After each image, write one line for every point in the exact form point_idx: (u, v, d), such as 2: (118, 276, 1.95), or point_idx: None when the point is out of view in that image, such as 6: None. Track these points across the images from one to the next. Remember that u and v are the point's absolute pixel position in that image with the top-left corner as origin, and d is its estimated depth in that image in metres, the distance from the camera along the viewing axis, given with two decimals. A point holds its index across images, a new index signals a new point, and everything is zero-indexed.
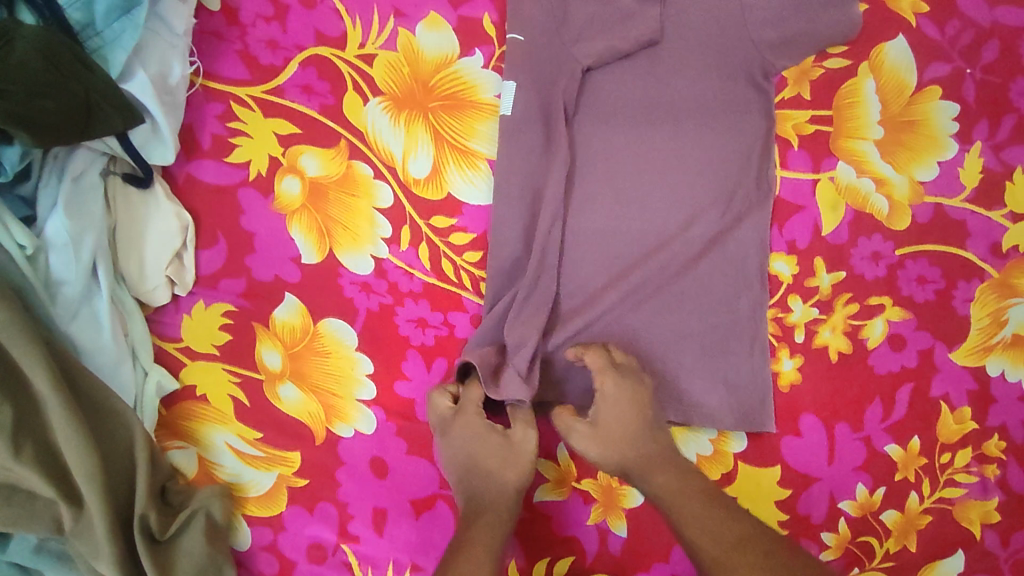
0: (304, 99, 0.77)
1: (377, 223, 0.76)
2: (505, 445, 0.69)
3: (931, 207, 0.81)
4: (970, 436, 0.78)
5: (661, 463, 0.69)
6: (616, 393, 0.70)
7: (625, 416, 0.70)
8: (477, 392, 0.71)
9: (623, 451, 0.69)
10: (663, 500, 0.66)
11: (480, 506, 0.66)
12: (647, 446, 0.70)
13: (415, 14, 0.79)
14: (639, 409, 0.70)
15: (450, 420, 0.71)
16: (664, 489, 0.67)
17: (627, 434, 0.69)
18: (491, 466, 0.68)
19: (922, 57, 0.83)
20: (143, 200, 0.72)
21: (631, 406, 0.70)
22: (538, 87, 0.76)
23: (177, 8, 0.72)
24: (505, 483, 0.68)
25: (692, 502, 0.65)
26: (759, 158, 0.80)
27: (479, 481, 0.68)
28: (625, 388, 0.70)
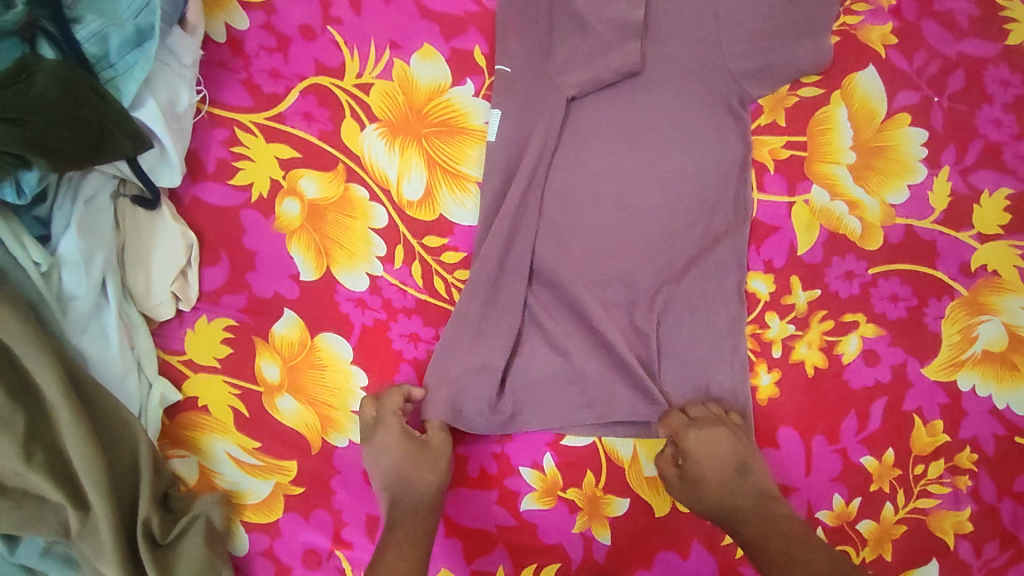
0: (305, 126, 0.81)
1: (372, 242, 0.80)
2: (422, 451, 0.73)
3: (902, 228, 0.85)
4: (943, 448, 0.81)
5: (762, 512, 0.70)
6: (710, 446, 0.73)
7: (723, 464, 0.73)
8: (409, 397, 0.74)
9: (728, 501, 0.71)
10: (769, 553, 0.67)
11: (402, 510, 0.69)
12: (747, 494, 0.72)
13: (410, 46, 0.84)
14: (729, 458, 0.73)
15: (371, 431, 0.73)
16: (771, 539, 0.68)
17: (727, 485, 0.72)
18: (408, 469, 0.71)
19: (891, 86, 0.87)
20: (151, 220, 0.76)
21: (727, 455, 0.73)
22: (522, 118, 0.81)
23: (186, 41, 0.76)
24: (426, 485, 0.71)
25: (798, 550, 0.66)
26: (736, 181, 0.84)
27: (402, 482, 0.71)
28: (713, 440, 0.73)
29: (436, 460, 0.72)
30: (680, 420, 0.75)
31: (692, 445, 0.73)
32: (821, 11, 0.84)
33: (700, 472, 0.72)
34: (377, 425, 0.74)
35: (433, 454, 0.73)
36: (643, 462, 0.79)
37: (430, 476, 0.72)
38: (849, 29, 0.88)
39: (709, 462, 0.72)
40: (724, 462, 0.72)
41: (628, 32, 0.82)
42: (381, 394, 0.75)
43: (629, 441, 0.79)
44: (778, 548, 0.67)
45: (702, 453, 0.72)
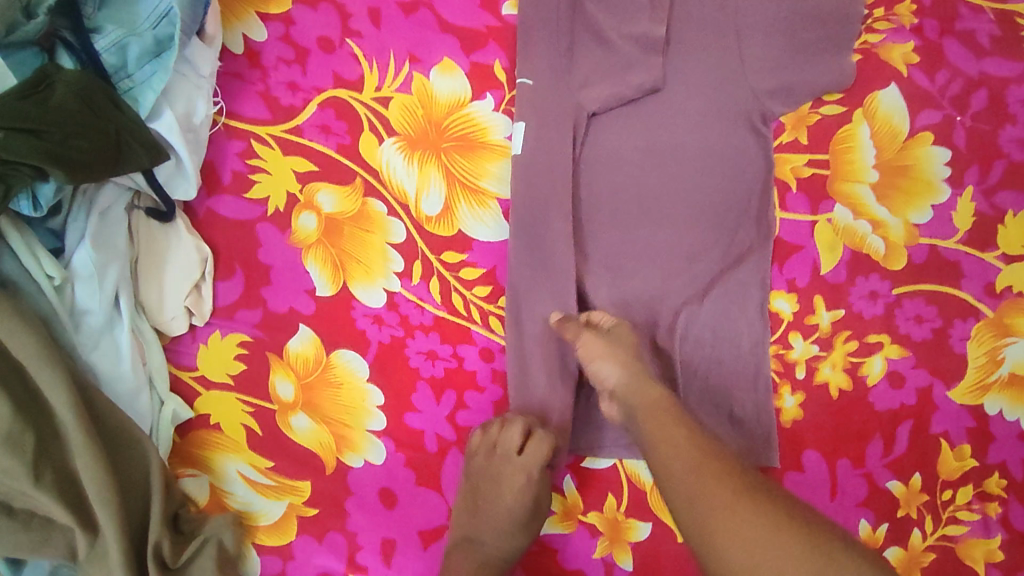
0: (322, 139, 0.80)
1: (390, 257, 0.78)
2: (531, 515, 0.74)
3: (926, 248, 0.83)
4: (971, 473, 0.79)
5: (661, 408, 0.67)
6: (606, 345, 0.72)
7: (621, 362, 0.71)
8: (540, 449, 0.73)
9: (627, 394, 0.69)
10: (661, 447, 0.64)
11: (480, 555, 0.72)
12: (653, 392, 0.69)
13: (429, 59, 0.83)
14: (618, 358, 0.71)
15: (507, 464, 0.73)
16: (670, 434, 0.64)
17: (626, 377, 0.70)
18: (506, 522, 0.73)
19: (913, 104, 0.86)
20: (166, 233, 0.75)
21: (624, 353, 0.72)
22: (544, 130, 0.80)
23: (204, 52, 0.75)
24: (510, 541, 0.74)
25: (687, 448, 0.62)
26: (759, 198, 0.82)
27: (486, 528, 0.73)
28: (614, 341, 0.73)
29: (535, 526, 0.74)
30: (574, 326, 0.74)
31: (583, 349, 0.73)
32: (843, 29, 0.83)
33: (596, 369, 0.72)
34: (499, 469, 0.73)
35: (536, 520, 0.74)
36: None
37: (520, 534, 0.74)
38: (870, 47, 0.87)
39: (603, 360, 0.71)
40: (617, 360, 0.71)
41: (650, 48, 0.81)
42: (506, 424, 0.74)
43: None
44: (668, 446, 0.63)
45: (604, 351, 0.71)
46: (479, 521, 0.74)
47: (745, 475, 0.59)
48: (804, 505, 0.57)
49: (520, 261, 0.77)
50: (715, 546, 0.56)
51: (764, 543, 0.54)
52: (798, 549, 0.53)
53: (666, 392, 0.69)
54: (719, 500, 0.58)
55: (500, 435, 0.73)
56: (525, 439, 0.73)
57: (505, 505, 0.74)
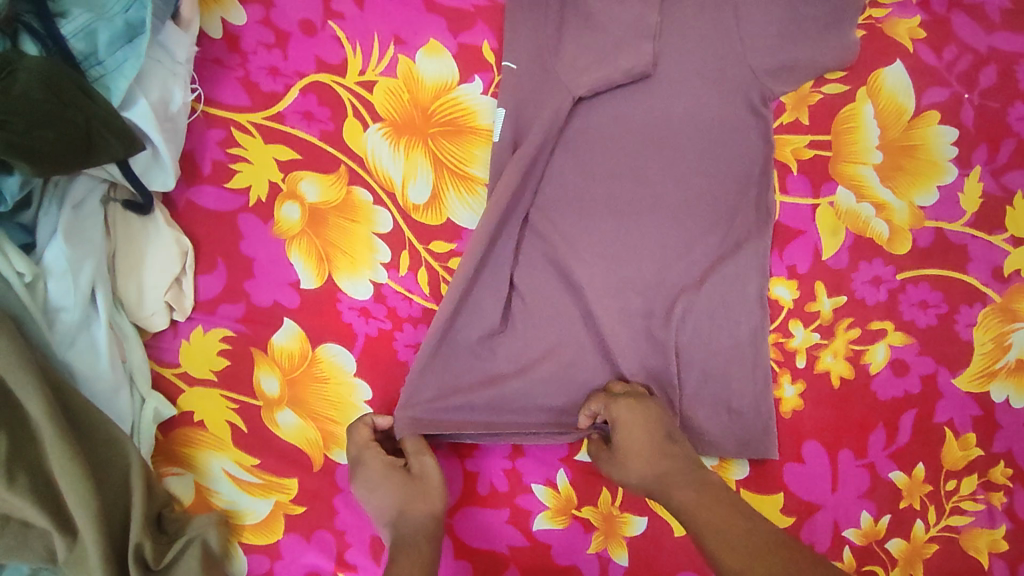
0: (305, 126, 0.78)
1: (375, 247, 0.76)
2: (406, 481, 0.66)
3: (932, 231, 0.81)
4: (976, 462, 0.77)
5: (701, 506, 0.60)
6: (623, 465, 0.67)
7: (643, 452, 0.66)
8: (364, 434, 0.70)
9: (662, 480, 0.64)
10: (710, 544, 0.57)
11: (399, 543, 0.61)
12: (685, 492, 0.62)
13: (415, 41, 0.80)
14: (643, 450, 0.67)
15: (354, 466, 0.69)
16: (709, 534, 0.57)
17: (655, 481, 0.65)
18: (398, 498, 0.65)
19: (920, 82, 0.83)
20: (144, 226, 0.73)
21: (643, 461, 0.66)
22: (522, 117, 0.77)
23: (180, 37, 0.72)
24: (421, 511, 0.64)
25: (735, 547, 0.55)
26: (758, 182, 0.80)
27: (395, 519, 0.64)
28: (630, 437, 0.68)
29: (423, 486, 0.66)
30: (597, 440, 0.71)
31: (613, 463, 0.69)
32: (847, 3, 0.79)
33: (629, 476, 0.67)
34: (357, 460, 0.69)
35: (423, 482, 0.66)
36: None
37: (418, 501, 0.65)
38: (874, 22, 0.84)
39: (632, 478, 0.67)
40: (644, 460, 0.66)
41: (641, 29, 0.78)
42: (354, 428, 0.71)
43: None
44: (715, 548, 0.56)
45: (627, 470, 0.67)
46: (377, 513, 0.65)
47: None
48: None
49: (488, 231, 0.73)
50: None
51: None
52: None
53: (703, 483, 0.62)
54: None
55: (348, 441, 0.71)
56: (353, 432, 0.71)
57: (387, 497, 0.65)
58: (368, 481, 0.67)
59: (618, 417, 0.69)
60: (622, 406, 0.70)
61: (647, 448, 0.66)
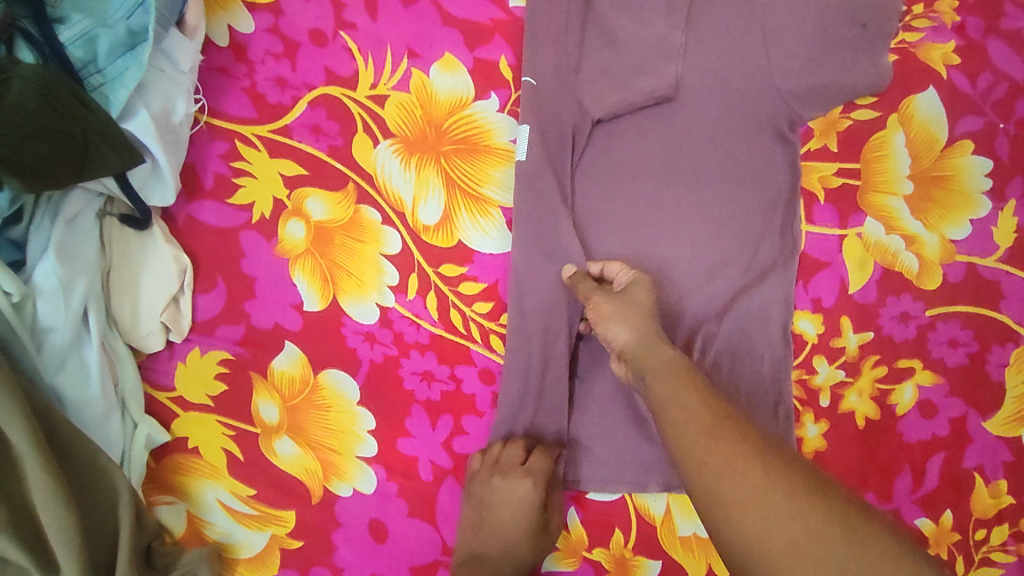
0: (312, 140, 0.75)
1: (383, 269, 0.73)
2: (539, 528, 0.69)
3: (963, 266, 0.77)
4: (1007, 511, 0.73)
5: (674, 371, 0.58)
6: (620, 304, 0.65)
7: (638, 311, 0.64)
8: (543, 466, 0.68)
9: (639, 351, 0.62)
10: (675, 407, 0.56)
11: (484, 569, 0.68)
12: (666, 353, 0.60)
13: (429, 55, 0.77)
14: (639, 308, 0.65)
15: (511, 483, 0.67)
16: (676, 408, 0.56)
17: (637, 340, 0.62)
18: (518, 538, 0.69)
19: (953, 110, 0.80)
20: (141, 241, 0.69)
21: (643, 315, 0.64)
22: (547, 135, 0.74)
23: (184, 45, 0.69)
24: (522, 558, 0.69)
25: (699, 411, 0.54)
26: (784, 210, 0.77)
27: (497, 546, 0.69)
28: (627, 298, 0.66)
29: (542, 540, 0.69)
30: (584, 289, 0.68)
31: (593, 312, 0.66)
32: (879, 27, 0.76)
33: (606, 331, 0.65)
34: (516, 484, 0.68)
35: (545, 538, 0.70)
36: (675, 520, 0.71)
37: (528, 552, 0.69)
38: (908, 46, 0.81)
39: (618, 320, 0.64)
40: (631, 319, 0.64)
41: (665, 51, 0.75)
42: (537, 454, 0.69)
43: (662, 496, 0.72)
44: (678, 414, 0.55)
45: (617, 311, 0.64)
46: (475, 545, 0.70)
47: (783, 460, 0.49)
48: (893, 525, 0.46)
49: (527, 285, 0.71)
50: (719, 501, 0.49)
51: (782, 510, 0.46)
52: (823, 526, 0.45)
53: (681, 353, 0.61)
54: (727, 456, 0.50)
55: (501, 452, 0.69)
56: (527, 452, 0.69)
57: (508, 534, 0.69)
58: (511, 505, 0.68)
59: (636, 280, 0.68)
60: (640, 281, 0.68)
61: (646, 307, 0.65)
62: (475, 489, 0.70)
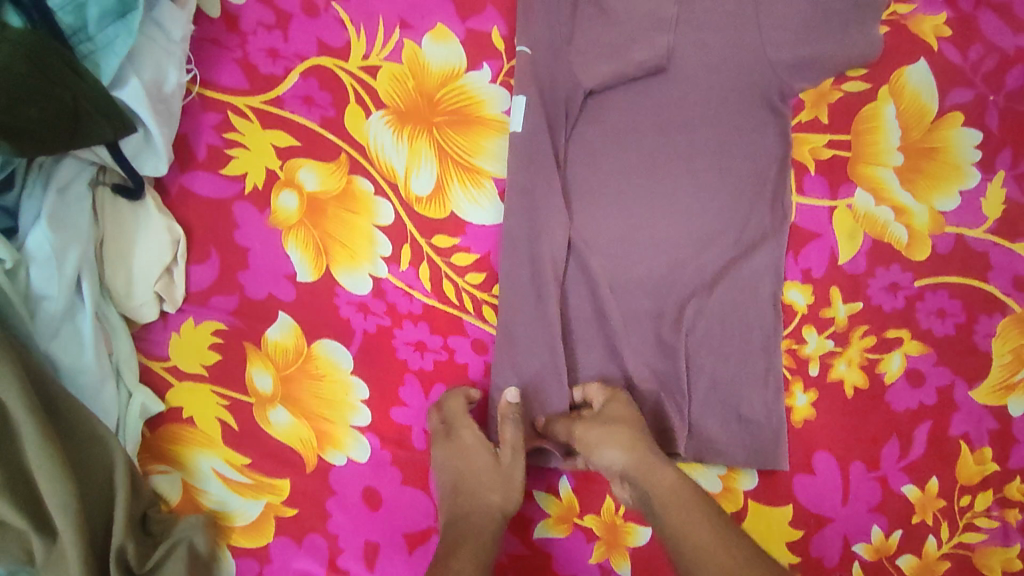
0: (305, 111, 0.75)
1: (376, 240, 0.73)
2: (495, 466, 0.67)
3: (952, 237, 0.78)
4: (992, 478, 0.74)
5: (681, 499, 0.61)
6: (602, 430, 0.65)
7: (627, 432, 0.65)
8: (459, 403, 0.69)
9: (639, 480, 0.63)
10: (689, 555, 0.58)
11: (461, 528, 0.63)
12: (667, 476, 0.62)
13: (421, 26, 0.77)
14: (626, 430, 0.65)
15: (444, 435, 0.68)
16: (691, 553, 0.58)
17: (628, 466, 0.63)
18: (477, 485, 0.65)
19: (943, 82, 0.81)
20: (133, 211, 0.69)
21: (627, 432, 0.65)
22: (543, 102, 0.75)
23: (176, 14, 0.69)
24: (489, 507, 0.64)
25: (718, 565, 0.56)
26: (773, 182, 0.78)
27: (464, 501, 0.65)
28: (610, 420, 0.66)
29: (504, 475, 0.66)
30: (565, 425, 0.69)
31: (579, 440, 0.67)
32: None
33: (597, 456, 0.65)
34: (447, 429, 0.68)
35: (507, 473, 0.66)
36: None
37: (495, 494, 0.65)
38: (899, 18, 0.82)
39: (605, 445, 0.64)
40: (620, 442, 0.64)
41: (658, 23, 0.76)
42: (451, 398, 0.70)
43: None
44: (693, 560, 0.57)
45: (604, 438, 0.65)
46: (446, 505, 0.66)
47: None
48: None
49: (520, 252, 0.72)
50: None
51: None
52: None
53: (680, 469, 0.63)
54: None
55: (439, 416, 0.69)
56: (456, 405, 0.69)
57: (467, 484, 0.65)
58: (458, 450, 0.67)
59: (611, 397, 0.69)
60: (616, 396, 0.69)
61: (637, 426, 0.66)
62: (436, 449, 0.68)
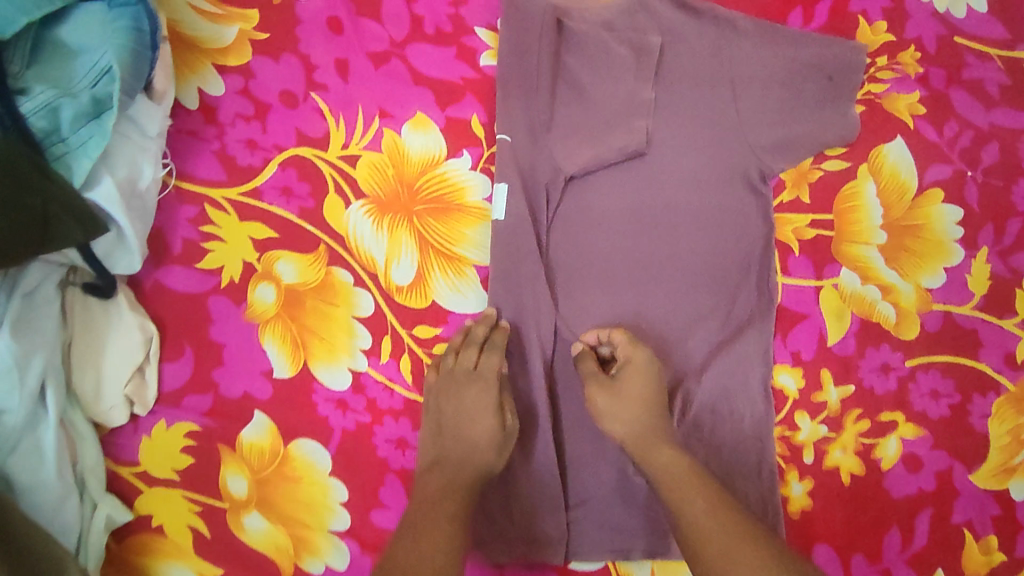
0: (283, 202, 0.74)
1: (356, 334, 0.72)
2: (499, 432, 0.66)
3: (940, 315, 0.77)
4: (999, 567, 0.72)
5: (675, 479, 0.63)
6: (614, 399, 0.67)
7: (637, 396, 0.67)
8: (494, 362, 0.68)
9: (643, 459, 0.65)
10: (688, 527, 0.60)
11: (448, 473, 0.64)
12: (664, 455, 0.64)
13: (401, 115, 0.76)
14: (639, 403, 0.67)
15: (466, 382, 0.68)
16: (692, 519, 0.60)
17: (632, 437, 0.66)
18: (476, 440, 0.65)
19: (921, 160, 0.82)
20: (103, 311, 0.67)
21: (636, 407, 0.67)
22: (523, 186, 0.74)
23: (150, 110, 0.68)
24: (485, 461, 0.65)
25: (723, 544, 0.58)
26: (759, 262, 0.77)
27: (453, 444, 0.66)
28: (624, 394, 0.67)
29: (502, 440, 0.66)
30: (588, 367, 0.69)
31: (590, 400, 0.69)
32: (845, 79, 0.81)
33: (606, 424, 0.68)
34: (472, 377, 0.68)
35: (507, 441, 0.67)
36: None
37: (490, 455, 0.65)
38: (874, 97, 0.83)
39: (610, 418, 0.67)
40: (628, 412, 0.67)
41: (636, 107, 0.77)
42: (488, 359, 0.68)
43: (645, 563, 0.72)
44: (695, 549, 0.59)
45: (607, 406, 0.67)
46: (444, 396, 0.68)
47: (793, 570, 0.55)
48: None
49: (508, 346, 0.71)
50: None
51: None
52: None
53: (678, 449, 0.65)
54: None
55: (455, 360, 0.69)
56: (491, 331, 0.70)
57: (467, 397, 0.67)
58: (476, 403, 0.67)
59: (631, 358, 0.69)
60: (635, 358, 0.69)
61: (650, 394, 0.68)
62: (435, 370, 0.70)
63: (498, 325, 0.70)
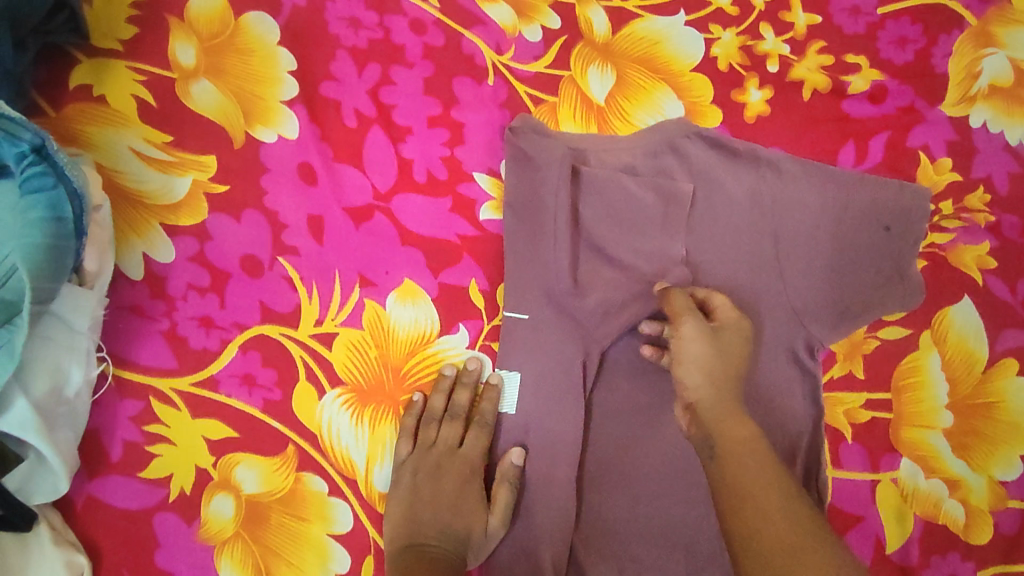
0: (244, 394, 0.62)
1: (330, 556, 0.61)
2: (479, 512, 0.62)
3: (1018, 515, 0.67)
4: None
5: (750, 451, 0.51)
6: (709, 352, 0.57)
7: (726, 370, 0.56)
8: (478, 443, 0.64)
9: (715, 413, 0.54)
10: (744, 500, 0.49)
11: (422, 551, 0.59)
12: (745, 427, 0.53)
13: (386, 282, 0.65)
14: (727, 372, 0.56)
15: (449, 458, 0.63)
16: (749, 481, 0.50)
17: (711, 394, 0.55)
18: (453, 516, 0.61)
19: (995, 323, 0.70)
20: (19, 549, 0.54)
21: (725, 363, 0.57)
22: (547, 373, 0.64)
23: (80, 300, 0.56)
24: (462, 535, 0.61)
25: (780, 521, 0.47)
26: (806, 453, 0.66)
27: (435, 517, 0.61)
28: (721, 345, 0.58)
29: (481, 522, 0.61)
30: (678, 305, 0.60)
31: (677, 336, 0.59)
32: (903, 229, 0.69)
33: (681, 369, 0.57)
34: (451, 453, 0.63)
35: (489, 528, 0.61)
36: None
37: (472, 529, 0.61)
38: (937, 250, 0.71)
39: (696, 364, 0.56)
40: (715, 369, 0.56)
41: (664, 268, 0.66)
42: (466, 435, 0.64)
43: None
44: (749, 500, 0.49)
45: (701, 351, 0.57)
46: (423, 476, 0.62)
47: None
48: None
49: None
50: None
51: None
52: None
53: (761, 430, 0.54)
54: None
55: (436, 434, 0.63)
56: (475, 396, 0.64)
57: (448, 488, 0.63)
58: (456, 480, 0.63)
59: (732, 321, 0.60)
60: (733, 324, 0.60)
61: (738, 368, 0.57)
62: (414, 420, 0.63)
63: (487, 381, 0.64)
